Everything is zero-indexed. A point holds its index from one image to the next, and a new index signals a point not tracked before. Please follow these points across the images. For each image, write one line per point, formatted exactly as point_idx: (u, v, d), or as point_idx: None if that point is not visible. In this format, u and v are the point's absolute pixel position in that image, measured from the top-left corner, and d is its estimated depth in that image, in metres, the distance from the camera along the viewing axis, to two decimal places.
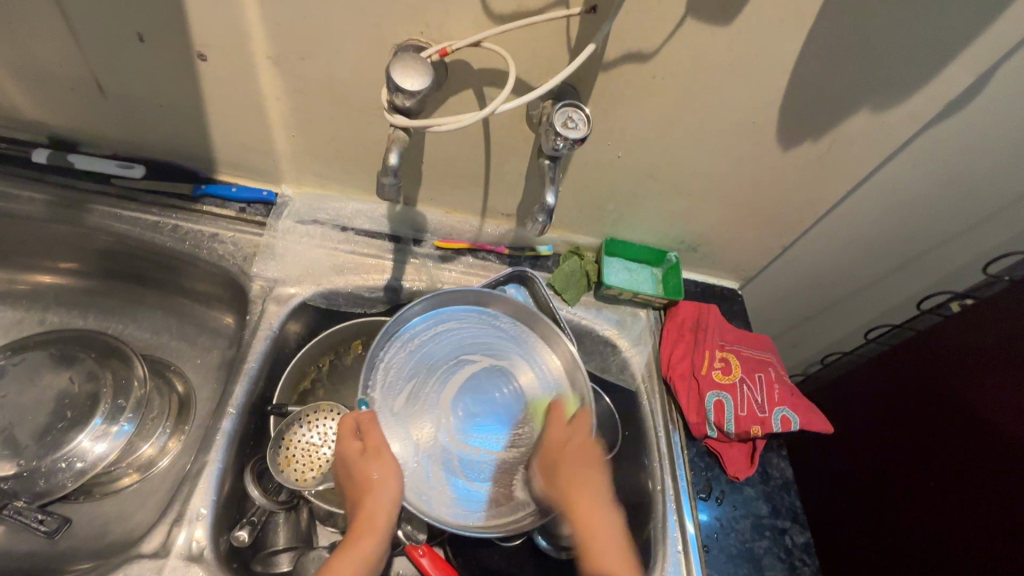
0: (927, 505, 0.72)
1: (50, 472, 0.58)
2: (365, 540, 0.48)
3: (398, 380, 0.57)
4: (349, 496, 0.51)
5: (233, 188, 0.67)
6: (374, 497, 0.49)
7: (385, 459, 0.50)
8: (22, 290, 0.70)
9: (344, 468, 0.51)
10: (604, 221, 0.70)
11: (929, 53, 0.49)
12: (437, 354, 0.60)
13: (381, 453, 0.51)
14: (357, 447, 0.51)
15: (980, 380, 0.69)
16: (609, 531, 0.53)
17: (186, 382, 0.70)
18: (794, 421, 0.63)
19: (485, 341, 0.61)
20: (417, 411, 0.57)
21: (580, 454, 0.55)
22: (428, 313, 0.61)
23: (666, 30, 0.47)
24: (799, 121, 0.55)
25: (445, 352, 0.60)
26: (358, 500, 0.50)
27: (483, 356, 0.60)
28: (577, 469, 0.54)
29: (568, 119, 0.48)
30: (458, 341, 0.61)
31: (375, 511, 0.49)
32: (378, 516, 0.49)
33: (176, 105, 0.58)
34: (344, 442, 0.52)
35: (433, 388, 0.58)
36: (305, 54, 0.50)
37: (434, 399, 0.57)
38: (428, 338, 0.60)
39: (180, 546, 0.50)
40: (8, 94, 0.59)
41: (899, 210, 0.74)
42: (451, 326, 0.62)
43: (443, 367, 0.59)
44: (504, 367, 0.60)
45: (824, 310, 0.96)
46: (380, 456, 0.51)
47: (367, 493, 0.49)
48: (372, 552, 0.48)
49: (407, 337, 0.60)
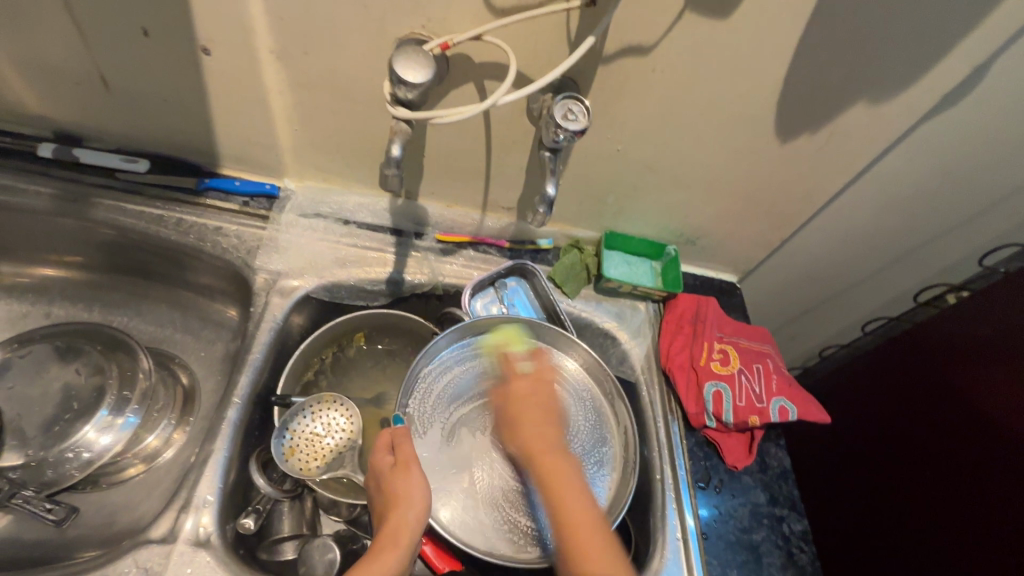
0: (922, 495, 0.73)
1: (57, 462, 0.59)
2: (388, 552, 0.46)
3: (440, 405, 0.60)
4: (377, 511, 0.50)
5: (236, 182, 0.68)
6: (401, 512, 0.48)
7: (413, 474, 0.50)
8: (28, 284, 0.71)
9: (376, 483, 0.51)
10: (604, 214, 0.71)
11: (923, 46, 0.49)
12: (476, 377, 0.62)
13: (409, 468, 0.50)
14: (388, 461, 0.52)
15: (977, 370, 0.70)
16: (565, 476, 0.50)
17: (190, 375, 0.71)
18: (792, 411, 0.64)
19: None
20: (460, 432, 0.59)
21: (533, 404, 0.55)
22: (467, 339, 0.63)
23: (665, 23, 0.47)
24: (796, 114, 0.56)
25: (483, 375, 0.62)
26: (383, 515, 0.49)
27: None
28: (528, 420, 0.54)
29: (568, 112, 0.48)
30: (499, 367, 0.63)
31: (400, 528, 0.47)
32: (403, 532, 0.47)
33: (180, 99, 0.58)
34: (377, 456, 0.52)
35: (473, 410, 0.60)
36: (308, 48, 0.51)
37: (471, 423, 0.59)
38: (466, 362, 0.62)
39: (187, 532, 0.50)
40: (13, 88, 0.59)
41: (895, 203, 0.75)
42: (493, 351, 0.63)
43: (483, 390, 0.61)
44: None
45: (822, 304, 0.96)
46: (408, 471, 0.50)
47: (394, 507, 0.48)
48: (395, 568, 0.46)
49: (446, 363, 0.62)
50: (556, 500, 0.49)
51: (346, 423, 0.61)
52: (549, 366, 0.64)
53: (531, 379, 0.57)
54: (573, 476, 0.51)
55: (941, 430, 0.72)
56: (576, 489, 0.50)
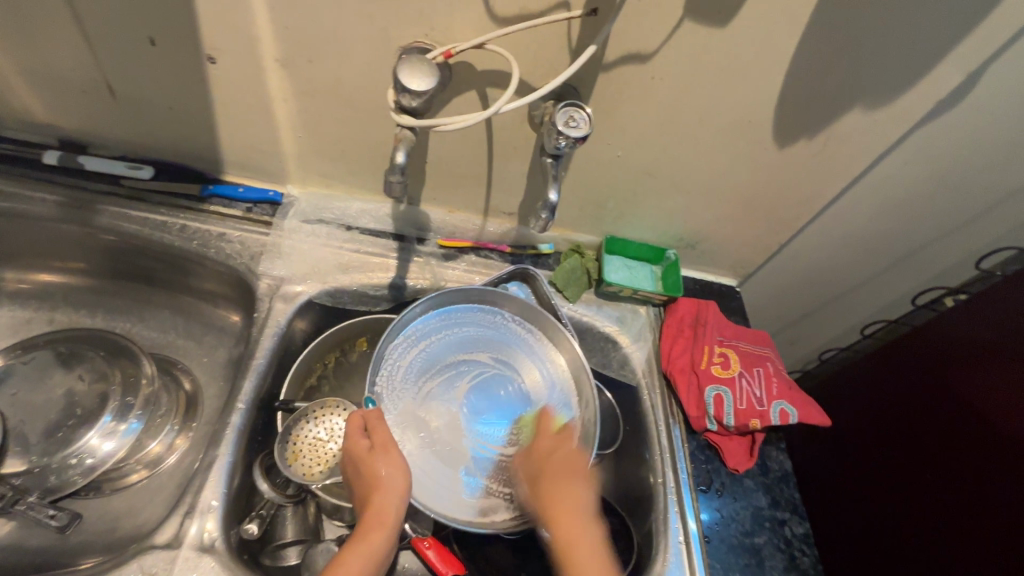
0: (922, 497, 0.74)
1: (60, 469, 0.59)
2: (375, 532, 0.49)
3: (405, 377, 0.58)
4: (358, 490, 0.51)
5: (239, 189, 0.68)
6: (384, 496, 0.49)
7: (393, 456, 0.50)
8: (32, 290, 0.71)
9: (353, 466, 0.51)
10: (604, 219, 0.71)
11: (918, 55, 0.50)
12: (443, 351, 0.61)
13: (389, 450, 0.51)
14: (364, 444, 0.51)
15: (975, 373, 0.70)
16: (588, 544, 0.51)
17: (193, 380, 0.71)
18: (792, 414, 0.64)
19: (492, 340, 0.63)
20: (425, 405, 0.58)
21: (566, 463, 0.54)
22: (433, 313, 0.62)
23: (664, 32, 0.48)
24: (794, 120, 0.57)
25: (450, 348, 0.61)
26: (366, 497, 0.50)
27: (486, 351, 0.62)
28: (557, 483, 0.53)
29: (569, 119, 0.49)
30: (467, 338, 0.62)
31: (384, 508, 0.49)
32: (388, 513, 0.49)
33: (185, 107, 0.59)
34: (352, 440, 0.52)
35: (439, 383, 0.59)
36: (312, 57, 0.52)
37: (441, 395, 0.59)
38: (433, 335, 0.61)
39: (192, 537, 0.50)
40: (19, 96, 0.60)
41: (893, 208, 0.76)
42: (460, 322, 0.63)
43: (450, 364, 0.61)
44: (509, 362, 0.62)
45: (821, 308, 0.97)
46: (388, 453, 0.51)
47: (376, 490, 0.49)
48: (383, 544, 0.49)
49: (413, 335, 0.61)
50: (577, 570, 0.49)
51: None
52: (516, 340, 0.64)
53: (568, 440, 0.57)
54: (594, 545, 0.51)
55: (940, 433, 0.73)
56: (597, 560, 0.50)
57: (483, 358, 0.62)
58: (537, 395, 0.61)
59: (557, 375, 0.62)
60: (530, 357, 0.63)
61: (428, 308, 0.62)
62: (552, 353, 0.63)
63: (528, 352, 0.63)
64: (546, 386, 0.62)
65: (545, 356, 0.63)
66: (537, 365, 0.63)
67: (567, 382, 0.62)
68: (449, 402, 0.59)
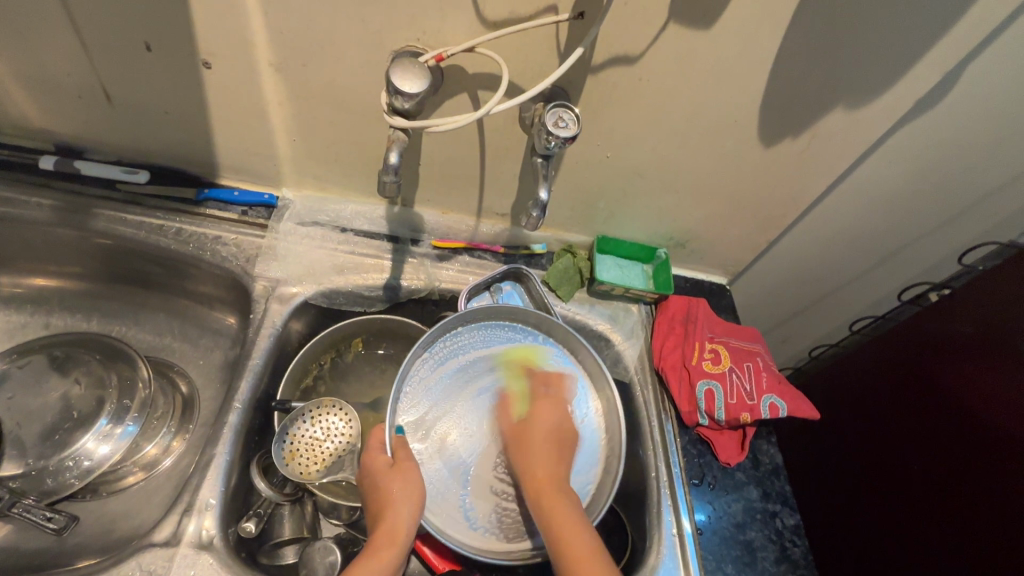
0: (909, 488, 0.75)
1: (57, 471, 0.59)
2: (386, 549, 0.47)
3: (428, 395, 0.59)
4: (370, 505, 0.51)
5: (235, 193, 0.69)
6: (396, 510, 0.49)
7: (410, 474, 0.51)
8: (27, 294, 0.71)
9: (370, 480, 0.51)
10: (596, 219, 0.73)
11: (896, 55, 0.52)
12: (466, 366, 0.61)
13: (409, 472, 0.51)
14: (385, 459, 0.52)
15: (959, 366, 0.72)
16: (566, 508, 0.52)
17: (189, 383, 0.71)
18: (782, 408, 0.65)
19: (522, 363, 0.63)
20: (444, 421, 0.58)
21: (545, 434, 0.57)
22: (460, 329, 0.63)
23: (651, 34, 0.49)
24: (778, 120, 0.58)
25: (473, 364, 0.62)
26: (377, 516, 0.49)
27: (513, 370, 0.62)
28: (539, 448, 0.56)
29: (559, 119, 0.50)
30: (498, 358, 0.62)
31: (397, 528, 0.48)
32: (400, 529, 0.48)
33: (181, 111, 0.60)
34: (374, 455, 0.53)
35: (461, 400, 0.59)
36: (306, 60, 0.53)
37: (463, 413, 0.59)
38: (458, 351, 0.62)
39: (190, 534, 0.51)
40: (15, 102, 0.61)
41: (877, 206, 0.77)
42: (492, 341, 0.63)
43: (476, 381, 0.61)
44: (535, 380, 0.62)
45: (812, 306, 0.98)
46: (407, 475, 0.51)
47: (390, 505, 0.49)
48: (392, 564, 0.47)
49: (437, 351, 0.61)
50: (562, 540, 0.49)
51: (345, 427, 0.61)
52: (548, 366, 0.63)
53: (555, 408, 0.60)
54: (574, 512, 0.52)
55: (927, 426, 0.74)
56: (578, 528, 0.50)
57: (511, 376, 0.62)
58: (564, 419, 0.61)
59: (583, 406, 0.62)
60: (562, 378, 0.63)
61: (457, 324, 0.62)
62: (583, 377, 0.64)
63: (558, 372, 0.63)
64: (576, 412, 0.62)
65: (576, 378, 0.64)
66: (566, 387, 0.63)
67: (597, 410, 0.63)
68: (468, 418, 0.59)
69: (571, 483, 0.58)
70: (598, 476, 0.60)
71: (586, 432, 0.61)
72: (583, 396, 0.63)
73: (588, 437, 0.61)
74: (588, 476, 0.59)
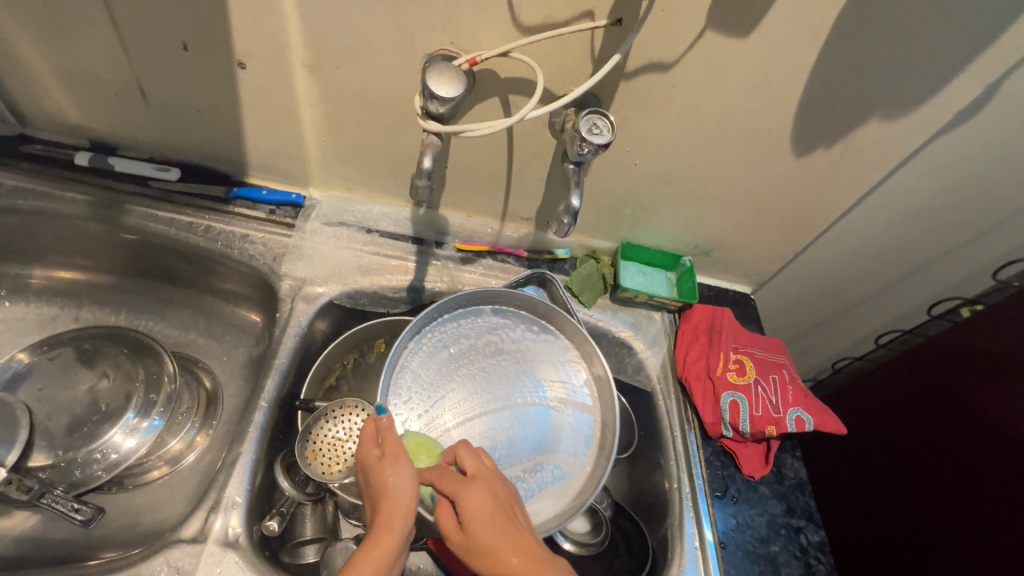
0: (938, 506, 0.73)
1: (85, 463, 0.60)
2: (385, 538, 0.45)
3: (415, 384, 0.58)
4: (370, 499, 0.49)
5: (263, 191, 0.70)
6: (393, 500, 0.46)
7: (404, 460, 0.48)
8: (58, 287, 0.73)
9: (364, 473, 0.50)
10: (621, 225, 0.72)
11: (937, 67, 0.51)
12: (458, 352, 0.61)
13: (399, 458, 0.48)
14: (376, 450, 0.51)
15: (992, 385, 0.70)
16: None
17: (213, 378, 0.72)
18: (808, 422, 0.64)
19: (515, 348, 0.63)
20: (440, 409, 0.58)
21: (492, 521, 0.45)
22: (448, 317, 0.62)
23: (686, 42, 0.49)
24: (813, 130, 0.57)
25: (465, 350, 0.61)
26: (376, 504, 0.47)
27: (506, 354, 0.62)
28: (492, 538, 0.44)
29: (593, 126, 0.50)
30: (490, 342, 0.62)
31: (394, 513, 0.46)
32: (397, 517, 0.46)
33: (215, 111, 0.60)
34: (365, 449, 0.51)
35: (455, 384, 0.59)
36: (340, 62, 0.53)
37: (458, 399, 0.58)
38: (448, 341, 0.61)
39: (217, 532, 0.51)
40: (54, 98, 0.62)
41: (908, 218, 0.76)
42: (487, 326, 0.63)
43: (472, 367, 0.60)
44: (528, 364, 0.62)
45: (836, 318, 0.96)
46: (397, 461, 0.48)
47: (386, 494, 0.47)
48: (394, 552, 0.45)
49: (426, 340, 0.60)
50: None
51: None
52: (542, 351, 0.63)
53: (480, 486, 0.46)
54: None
55: (953, 444, 0.73)
56: None
57: (503, 361, 0.62)
58: (557, 404, 0.61)
59: (581, 394, 0.62)
60: (552, 363, 0.63)
61: (444, 309, 0.62)
62: (577, 363, 0.63)
63: (550, 357, 0.63)
64: (569, 396, 0.62)
65: (568, 364, 0.63)
66: (558, 370, 0.62)
67: (591, 394, 0.62)
68: (463, 406, 0.58)
69: (566, 464, 0.58)
70: (591, 463, 0.59)
71: (576, 416, 0.61)
72: (576, 380, 0.63)
73: (580, 422, 0.61)
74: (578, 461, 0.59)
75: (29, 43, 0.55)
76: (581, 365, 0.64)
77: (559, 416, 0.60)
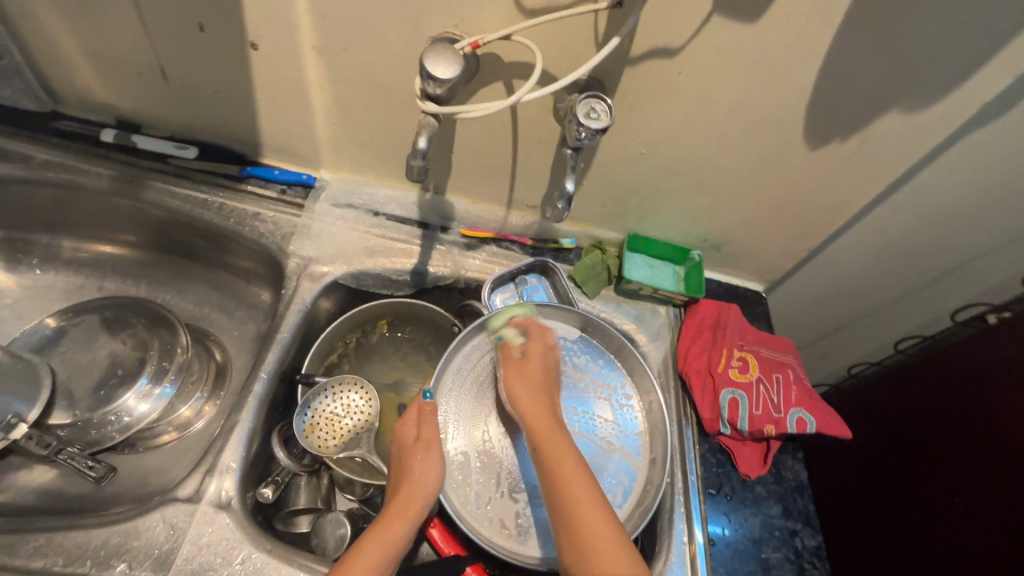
0: (947, 519, 0.70)
1: (100, 424, 0.63)
2: (397, 521, 0.51)
3: (469, 383, 0.62)
4: (393, 479, 0.55)
5: (275, 171, 0.72)
6: (416, 487, 0.53)
7: (433, 455, 0.55)
8: (83, 258, 0.76)
9: (398, 452, 0.56)
10: (628, 216, 0.71)
11: (962, 57, 0.48)
12: None
13: (431, 448, 0.55)
14: (412, 436, 0.57)
15: (1013, 395, 0.66)
16: (569, 455, 0.53)
17: (223, 351, 0.75)
18: (810, 423, 0.62)
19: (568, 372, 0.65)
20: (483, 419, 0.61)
21: (544, 377, 0.60)
22: None
23: (692, 28, 0.48)
24: (826, 122, 0.55)
25: None
26: (398, 488, 0.54)
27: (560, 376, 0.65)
28: (536, 383, 0.59)
29: (590, 110, 0.49)
30: None
31: (410, 501, 0.52)
32: (413, 506, 0.52)
33: (230, 92, 0.62)
34: (406, 428, 0.57)
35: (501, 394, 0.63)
36: (348, 44, 0.54)
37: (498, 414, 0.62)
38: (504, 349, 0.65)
39: (211, 494, 0.53)
40: (83, 77, 0.65)
41: (935, 219, 0.72)
42: None
43: None
44: (580, 391, 0.64)
45: (856, 322, 0.93)
46: (429, 450, 0.55)
47: (410, 480, 0.53)
48: (402, 537, 0.51)
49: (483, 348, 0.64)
50: (560, 472, 0.52)
51: (365, 405, 0.64)
52: (598, 389, 0.65)
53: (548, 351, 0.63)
54: (579, 465, 0.53)
55: (966, 455, 0.70)
56: (579, 467, 0.53)
57: None
58: (604, 443, 0.62)
59: (636, 441, 0.62)
60: (610, 401, 0.64)
61: None
62: (631, 399, 0.65)
63: (608, 395, 0.65)
64: (619, 440, 0.62)
65: (626, 408, 0.64)
66: (613, 410, 0.64)
67: (645, 440, 0.63)
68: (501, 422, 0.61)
69: None
70: (623, 515, 0.59)
71: (621, 463, 0.61)
72: (631, 425, 0.63)
73: (624, 471, 0.61)
74: (614, 511, 0.59)
75: (58, 22, 0.58)
76: (639, 411, 0.64)
77: (605, 456, 0.61)
